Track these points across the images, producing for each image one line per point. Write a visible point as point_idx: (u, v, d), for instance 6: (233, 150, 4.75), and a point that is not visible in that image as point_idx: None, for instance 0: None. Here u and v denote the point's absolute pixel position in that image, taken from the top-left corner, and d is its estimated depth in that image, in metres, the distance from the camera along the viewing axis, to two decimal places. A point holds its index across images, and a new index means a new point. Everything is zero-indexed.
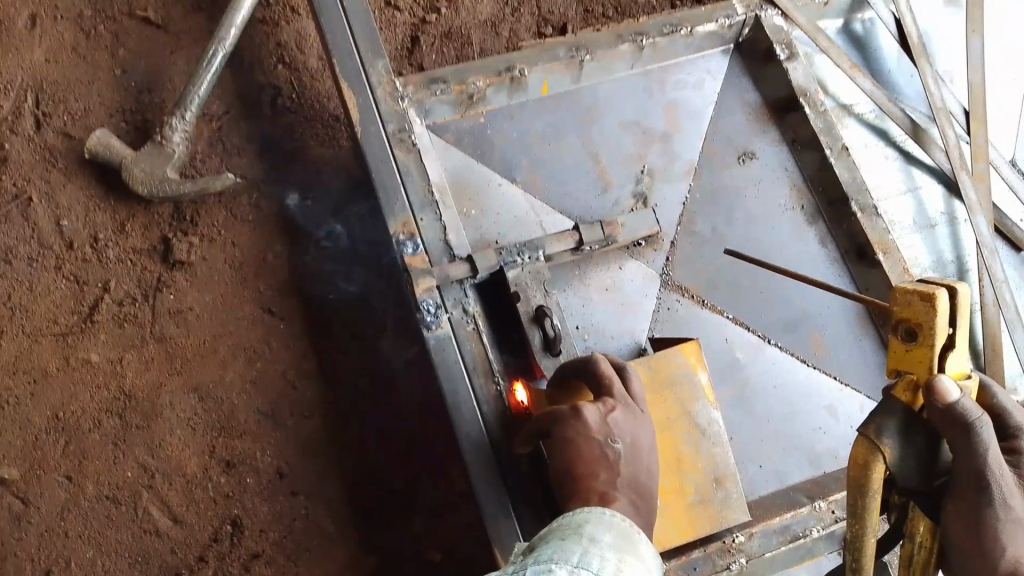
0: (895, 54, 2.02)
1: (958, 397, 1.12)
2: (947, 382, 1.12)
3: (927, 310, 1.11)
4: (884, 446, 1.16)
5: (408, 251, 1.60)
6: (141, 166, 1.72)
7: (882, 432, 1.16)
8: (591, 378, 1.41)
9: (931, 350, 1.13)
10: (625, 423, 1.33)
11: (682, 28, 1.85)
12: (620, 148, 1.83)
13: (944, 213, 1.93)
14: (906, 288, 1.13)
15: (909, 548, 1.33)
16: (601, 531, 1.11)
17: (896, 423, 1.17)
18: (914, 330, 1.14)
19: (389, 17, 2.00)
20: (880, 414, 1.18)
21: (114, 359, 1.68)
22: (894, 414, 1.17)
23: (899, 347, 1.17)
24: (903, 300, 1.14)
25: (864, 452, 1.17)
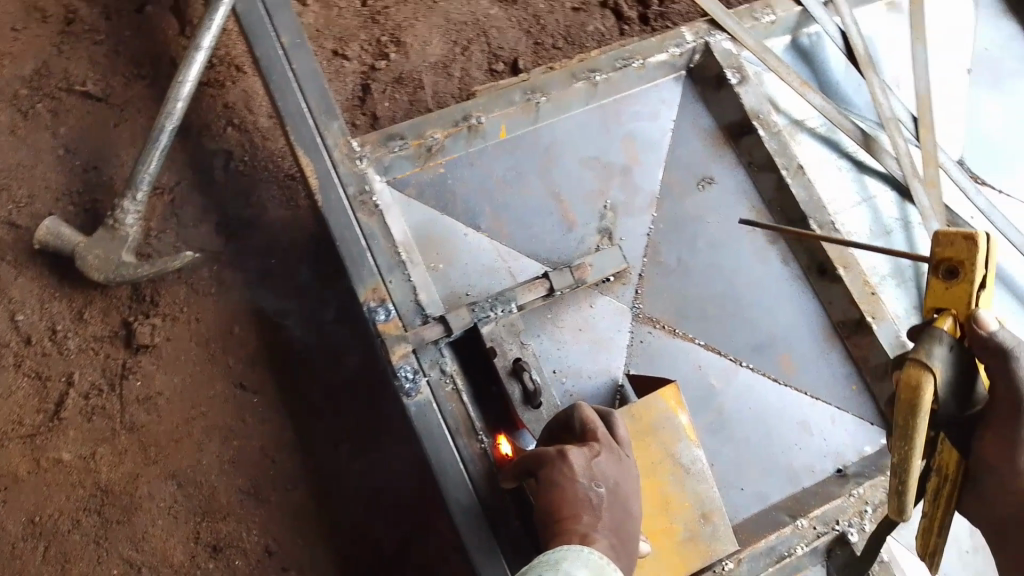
0: (845, 64, 2.01)
1: (995, 327, 1.06)
2: (986, 313, 1.06)
3: (971, 250, 1.05)
4: (936, 368, 1.01)
5: (380, 317, 1.57)
6: (95, 252, 1.68)
7: (933, 354, 1.02)
8: (572, 426, 1.36)
9: (972, 291, 1.06)
10: (608, 468, 1.27)
11: (633, 61, 1.86)
12: (582, 184, 1.81)
13: (899, 219, 1.91)
14: (947, 230, 1.07)
15: (932, 485, 1.13)
16: (576, 567, 1.08)
17: (943, 344, 1.04)
18: (954, 269, 1.07)
19: (336, 67, 1.97)
20: (924, 339, 1.04)
21: (87, 455, 1.64)
22: (941, 340, 1.04)
23: (936, 287, 1.09)
24: (944, 241, 1.07)
25: (919, 373, 1.00)
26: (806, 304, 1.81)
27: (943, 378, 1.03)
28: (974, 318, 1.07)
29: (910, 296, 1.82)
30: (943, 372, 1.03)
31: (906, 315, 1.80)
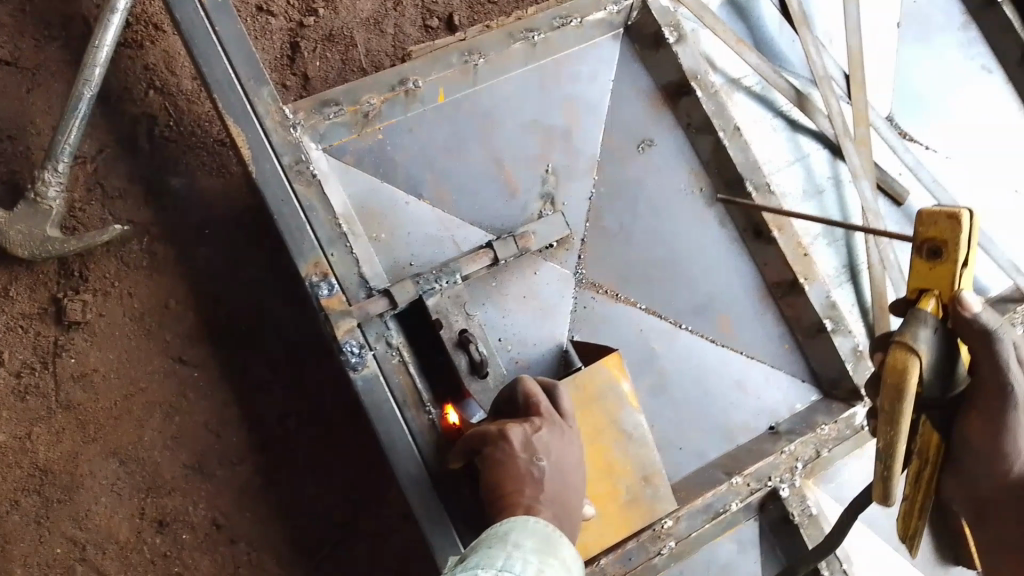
0: (778, 19, 2.02)
1: (981, 308, 1.01)
2: (971, 293, 1.01)
3: (955, 229, 1.00)
4: (921, 352, 0.97)
5: (324, 292, 1.56)
6: (17, 228, 1.60)
7: (917, 337, 0.98)
8: (516, 400, 1.39)
9: (955, 270, 1.02)
10: (552, 442, 1.30)
11: (571, 20, 1.83)
12: (523, 149, 1.80)
13: (831, 178, 1.98)
14: (930, 208, 1.02)
15: (915, 469, 1.10)
16: (525, 536, 1.10)
17: (926, 326, 1.00)
18: (937, 248, 1.03)
19: (262, 24, 1.90)
20: (907, 322, 1.00)
21: (22, 435, 1.60)
22: (924, 320, 1.00)
23: (918, 267, 1.05)
24: (927, 219, 1.03)
25: (905, 356, 0.96)
26: (739, 264, 1.87)
27: (928, 360, 0.99)
28: (957, 299, 1.02)
29: (840, 254, 1.91)
30: (927, 354, 1.00)
31: (836, 273, 1.90)
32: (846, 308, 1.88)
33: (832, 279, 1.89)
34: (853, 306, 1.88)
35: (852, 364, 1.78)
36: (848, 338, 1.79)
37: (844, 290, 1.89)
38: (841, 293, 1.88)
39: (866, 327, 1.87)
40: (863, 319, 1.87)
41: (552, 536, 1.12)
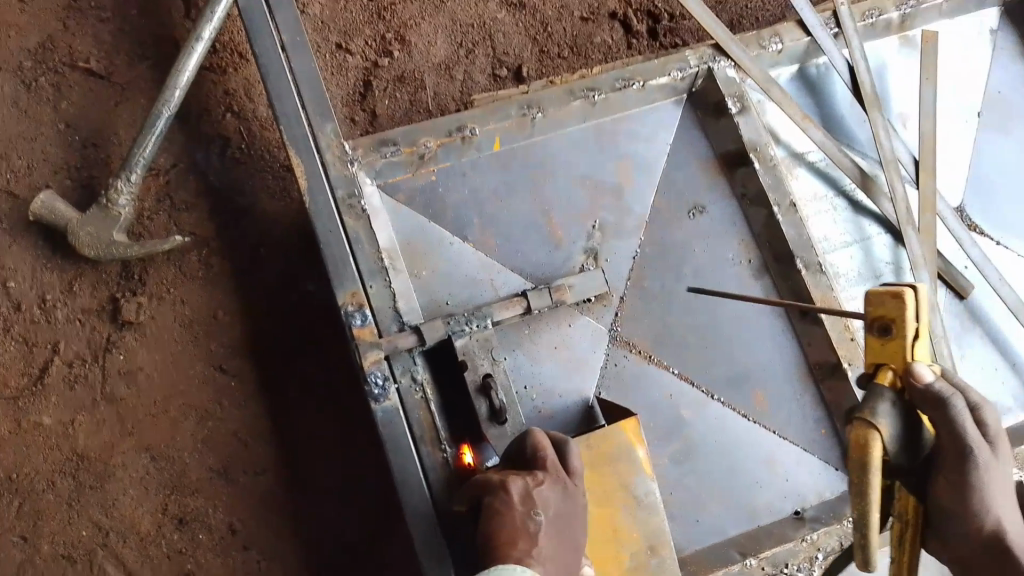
0: (849, 97, 1.99)
1: (932, 378, 1.12)
2: (923, 365, 1.13)
3: (900, 307, 1.13)
4: (880, 424, 1.07)
5: (356, 322, 1.60)
6: (87, 229, 1.72)
7: (877, 411, 1.09)
8: (524, 451, 1.39)
9: (907, 343, 1.14)
10: (552, 497, 1.30)
11: (634, 83, 1.84)
12: (573, 202, 1.82)
13: (891, 264, 1.91)
14: (875, 289, 1.15)
15: (897, 531, 1.23)
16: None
17: (887, 401, 1.11)
18: (886, 326, 1.15)
19: (339, 61, 2.00)
20: (868, 400, 1.11)
21: (67, 422, 1.68)
22: (884, 396, 1.11)
23: (874, 344, 1.17)
24: (874, 299, 1.15)
25: (867, 432, 1.06)
26: (784, 342, 1.82)
27: (892, 434, 1.09)
28: (912, 373, 1.13)
29: None
30: (891, 428, 1.09)
31: None
32: None
33: None
34: None
35: None
36: None
37: None
38: None
39: None
40: None
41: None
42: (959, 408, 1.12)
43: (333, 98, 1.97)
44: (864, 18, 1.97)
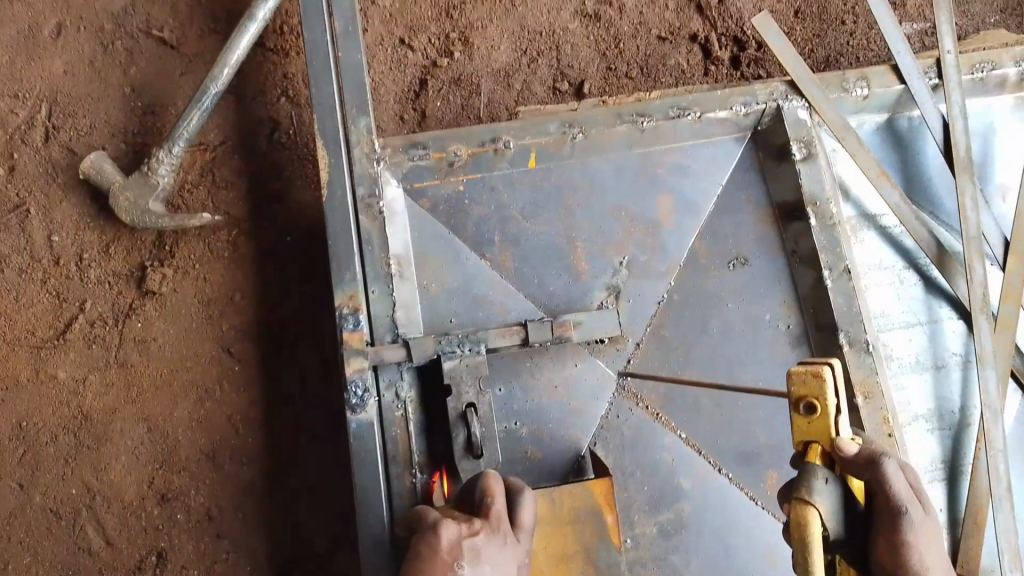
0: (940, 159, 1.76)
1: (856, 448, 1.16)
2: (846, 439, 1.16)
3: (821, 385, 1.15)
4: (818, 501, 1.10)
5: (348, 326, 1.56)
6: (127, 195, 1.77)
7: (813, 489, 1.11)
8: (477, 497, 1.32)
9: (830, 419, 1.16)
10: (487, 549, 1.22)
11: (689, 113, 1.72)
12: (604, 235, 1.72)
13: (960, 355, 1.65)
14: (796, 368, 1.17)
15: None
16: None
17: (823, 476, 1.13)
18: (811, 405, 1.16)
19: (400, 56, 1.96)
20: (801, 477, 1.13)
21: (79, 379, 1.76)
22: (818, 472, 1.13)
23: (798, 423, 1.18)
24: (795, 379, 1.17)
25: (806, 511, 1.09)
26: None
27: (831, 508, 1.12)
28: (837, 447, 1.16)
29: (941, 444, 1.60)
30: (830, 501, 1.13)
31: (927, 466, 1.59)
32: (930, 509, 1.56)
33: (923, 472, 1.58)
34: (940, 509, 1.57)
35: None
36: None
37: (935, 487, 1.57)
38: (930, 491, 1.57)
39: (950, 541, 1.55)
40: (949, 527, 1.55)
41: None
42: (890, 466, 1.14)
43: (387, 93, 1.94)
44: (973, 71, 1.76)
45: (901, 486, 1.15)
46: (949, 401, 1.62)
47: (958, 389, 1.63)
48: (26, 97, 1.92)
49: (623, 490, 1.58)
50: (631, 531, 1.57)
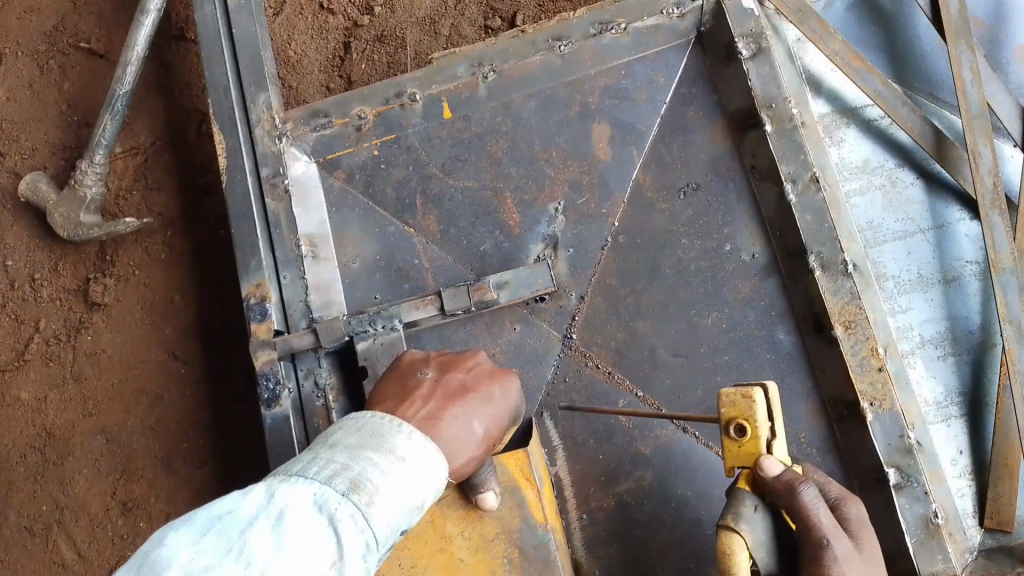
0: (934, 30, 1.44)
1: (779, 469, 0.99)
2: (771, 458, 0.99)
3: (751, 407, 1.00)
4: (744, 530, 0.96)
5: (255, 317, 1.45)
6: (60, 210, 1.74)
7: (741, 517, 0.97)
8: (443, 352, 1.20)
9: (761, 442, 1.00)
10: (451, 363, 1.11)
11: (613, 26, 1.47)
12: (535, 180, 1.50)
13: (975, 262, 1.36)
14: (726, 389, 1.02)
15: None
16: (347, 436, 0.85)
17: (754, 505, 0.98)
18: (741, 427, 1.01)
19: (320, 22, 1.82)
20: (728, 505, 0.99)
21: (40, 396, 1.77)
22: (746, 500, 0.98)
23: (728, 448, 1.02)
24: (724, 400, 1.02)
25: (731, 540, 0.94)
26: (794, 367, 1.36)
27: (761, 540, 0.96)
28: (760, 467, 0.99)
29: (954, 372, 1.33)
30: (761, 532, 0.97)
31: (939, 402, 1.32)
32: (945, 454, 1.30)
33: (932, 409, 1.32)
34: (959, 453, 1.30)
35: (914, 540, 1.22)
36: (920, 497, 1.23)
37: (950, 427, 1.31)
38: (942, 431, 1.31)
39: (974, 485, 1.29)
40: (971, 473, 1.29)
41: (381, 422, 0.87)
42: (810, 496, 0.97)
43: (311, 64, 1.81)
44: None
45: (826, 516, 0.98)
46: (965, 320, 1.34)
47: (974, 305, 1.35)
48: None
49: (576, 461, 1.40)
50: (587, 505, 1.39)
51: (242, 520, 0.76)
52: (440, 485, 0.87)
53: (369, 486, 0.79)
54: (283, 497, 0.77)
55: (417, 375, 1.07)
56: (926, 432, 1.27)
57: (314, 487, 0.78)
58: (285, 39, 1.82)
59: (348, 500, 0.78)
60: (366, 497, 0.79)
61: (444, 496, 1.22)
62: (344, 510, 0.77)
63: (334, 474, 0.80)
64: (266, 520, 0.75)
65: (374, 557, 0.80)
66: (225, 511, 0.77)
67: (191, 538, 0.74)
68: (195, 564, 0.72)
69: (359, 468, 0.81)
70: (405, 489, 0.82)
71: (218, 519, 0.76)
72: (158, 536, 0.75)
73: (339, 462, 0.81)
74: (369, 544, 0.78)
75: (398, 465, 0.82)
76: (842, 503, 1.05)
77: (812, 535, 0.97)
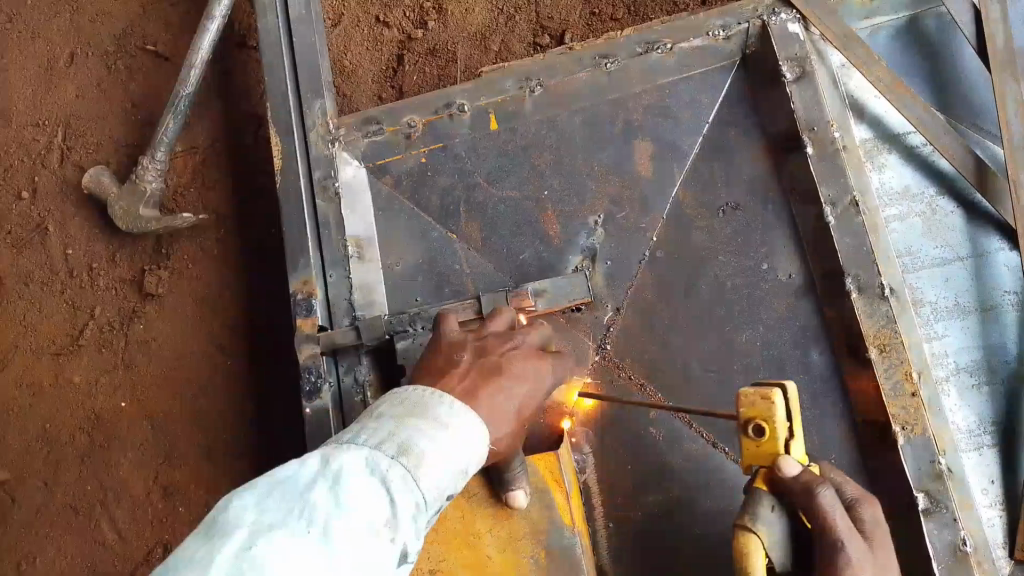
0: (979, 61, 1.46)
1: (796, 470, 1.04)
2: (789, 458, 1.04)
3: (770, 408, 1.06)
4: (761, 530, 1.01)
5: (301, 313, 1.51)
6: (121, 203, 1.82)
7: (759, 517, 1.03)
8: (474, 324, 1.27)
9: (779, 442, 1.06)
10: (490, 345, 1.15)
11: (659, 45, 1.51)
12: (577, 192, 1.53)
13: (1013, 292, 1.36)
14: (746, 390, 1.08)
15: None
16: (391, 409, 0.94)
17: (771, 505, 1.04)
18: (759, 428, 1.06)
19: (376, 34, 1.89)
20: (745, 504, 1.05)
21: (91, 381, 1.86)
22: (764, 500, 1.04)
23: (745, 446, 1.08)
24: (745, 400, 1.07)
25: (748, 540, 1.01)
26: (827, 388, 1.37)
27: (778, 539, 1.02)
28: (778, 468, 1.04)
29: (988, 401, 1.33)
30: (778, 533, 1.03)
31: (972, 430, 1.32)
32: (976, 483, 1.30)
33: (964, 436, 1.32)
34: (990, 483, 1.30)
35: (940, 566, 1.22)
36: (949, 523, 1.23)
37: (982, 457, 1.31)
38: (975, 460, 1.31)
39: (1005, 517, 1.28)
40: (1002, 504, 1.28)
41: (422, 395, 0.95)
42: (827, 496, 1.01)
43: (365, 74, 1.87)
44: None
45: (841, 518, 1.02)
46: (1000, 349, 1.34)
47: (1011, 335, 1.35)
48: (45, 125, 2.01)
49: (605, 471, 1.42)
50: (615, 515, 1.41)
51: (301, 484, 0.83)
52: (482, 452, 0.94)
53: (416, 450, 0.86)
54: (337, 462, 0.84)
55: (454, 358, 1.12)
56: (958, 460, 1.27)
57: (365, 452, 0.86)
58: (341, 49, 1.89)
59: (399, 463, 0.85)
60: (414, 459, 0.86)
61: (476, 493, 1.26)
62: (395, 471, 0.84)
63: (383, 441, 0.87)
64: (324, 482, 0.82)
65: (423, 519, 0.87)
66: (284, 477, 0.84)
67: (255, 501, 0.81)
68: (262, 523, 0.79)
69: (406, 435, 0.88)
70: (449, 455, 0.89)
71: (278, 484, 0.83)
72: (225, 501, 0.82)
73: (386, 430, 0.89)
74: (418, 505, 0.85)
75: (442, 432, 0.90)
76: (857, 504, 1.07)
77: (828, 536, 1.01)
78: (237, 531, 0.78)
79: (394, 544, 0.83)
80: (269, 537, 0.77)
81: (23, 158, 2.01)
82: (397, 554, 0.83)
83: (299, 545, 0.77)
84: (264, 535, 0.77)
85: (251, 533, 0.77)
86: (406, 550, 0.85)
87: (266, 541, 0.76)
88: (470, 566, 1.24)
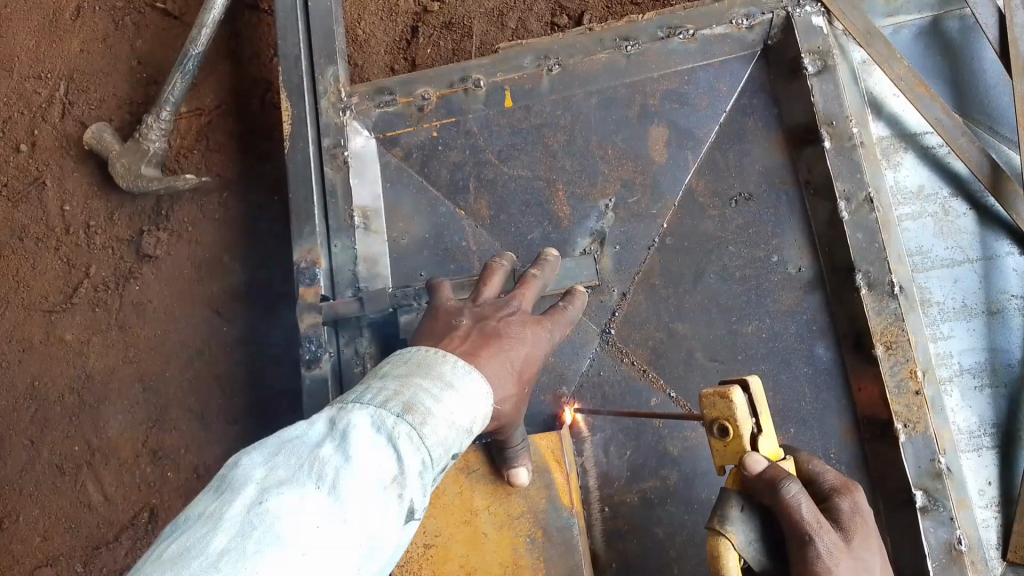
0: (999, 67, 1.46)
1: (763, 465, 0.99)
2: (755, 455, 1.00)
3: (729, 408, 1.00)
4: (731, 532, 0.98)
5: (304, 281, 1.48)
6: (122, 161, 1.79)
7: (728, 519, 0.98)
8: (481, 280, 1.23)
9: (746, 441, 1.01)
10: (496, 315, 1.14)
11: (681, 31, 1.50)
12: (589, 174, 1.51)
13: (1019, 297, 1.37)
14: (706, 391, 1.03)
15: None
16: (396, 369, 0.93)
17: (739, 505, 0.99)
18: (723, 427, 1.02)
19: (391, 4, 1.87)
20: (716, 506, 1.00)
21: (84, 340, 1.84)
22: (732, 500, 1.00)
23: (716, 446, 1.04)
24: (706, 401, 1.03)
25: (718, 543, 0.97)
26: (831, 382, 1.37)
27: (748, 542, 0.99)
28: (743, 464, 1.00)
29: (990, 404, 1.33)
30: (747, 534, 0.99)
31: (971, 431, 1.33)
32: (973, 484, 1.31)
33: (963, 438, 1.33)
34: (987, 485, 1.31)
35: (936, 564, 1.23)
36: (945, 522, 1.23)
37: (981, 458, 1.32)
38: (973, 461, 1.32)
39: (1001, 519, 1.29)
40: (998, 506, 1.29)
41: (429, 354, 0.94)
42: (793, 492, 0.96)
43: (378, 44, 1.85)
44: None
45: (810, 512, 0.97)
46: (1004, 354, 1.35)
47: (1016, 338, 1.35)
48: (46, 77, 1.97)
49: (602, 455, 1.42)
50: (610, 499, 1.40)
51: (310, 441, 0.82)
52: (486, 411, 0.94)
53: (423, 408, 0.85)
54: (344, 420, 0.83)
55: (455, 321, 1.11)
56: (957, 460, 1.28)
57: (371, 410, 0.84)
58: (355, 17, 1.87)
59: (405, 420, 0.83)
60: (420, 417, 0.84)
61: (475, 470, 1.26)
62: (401, 428, 0.83)
63: (389, 399, 0.86)
64: (332, 440, 0.81)
65: (430, 476, 0.86)
66: (292, 436, 0.83)
67: (264, 459, 0.80)
68: (271, 479, 0.78)
69: (411, 394, 0.87)
70: (455, 413, 0.88)
71: (286, 443, 0.82)
72: (234, 462, 0.81)
73: (391, 389, 0.87)
74: (426, 462, 0.84)
75: (448, 391, 0.89)
76: (836, 494, 1.06)
77: (796, 531, 0.97)
78: (246, 490, 0.77)
79: (402, 500, 0.82)
80: (277, 494, 0.76)
81: (23, 110, 1.97)
82: (404, 510, 0.82)
83: (308, 501, 0.76)
84: (273, 491, 0.76)
85: (260, 489, 0.76)
86: (414, 506, 0.84)
87: (275, 498, 0.75)
88: (465, 542, 1.24)
